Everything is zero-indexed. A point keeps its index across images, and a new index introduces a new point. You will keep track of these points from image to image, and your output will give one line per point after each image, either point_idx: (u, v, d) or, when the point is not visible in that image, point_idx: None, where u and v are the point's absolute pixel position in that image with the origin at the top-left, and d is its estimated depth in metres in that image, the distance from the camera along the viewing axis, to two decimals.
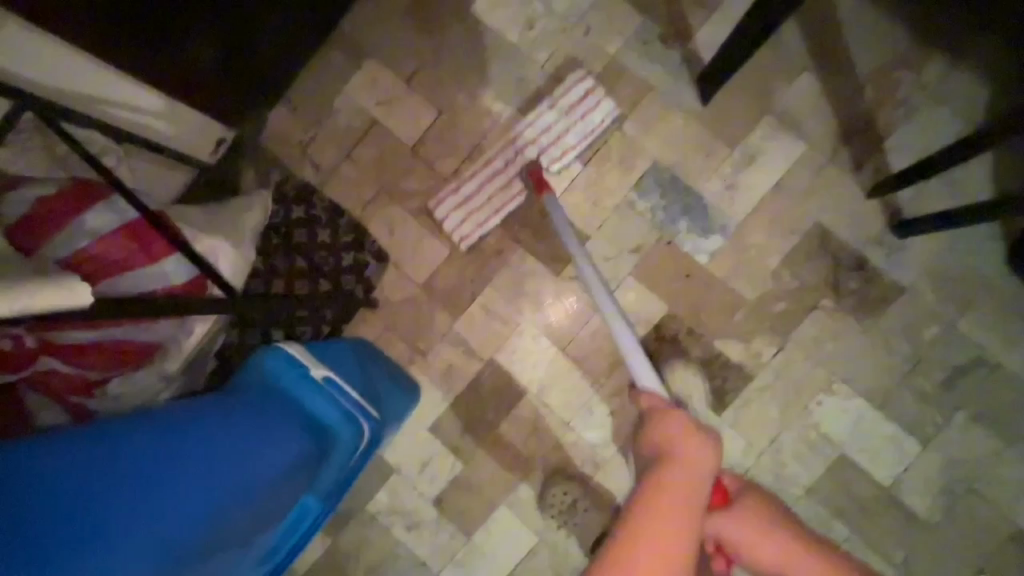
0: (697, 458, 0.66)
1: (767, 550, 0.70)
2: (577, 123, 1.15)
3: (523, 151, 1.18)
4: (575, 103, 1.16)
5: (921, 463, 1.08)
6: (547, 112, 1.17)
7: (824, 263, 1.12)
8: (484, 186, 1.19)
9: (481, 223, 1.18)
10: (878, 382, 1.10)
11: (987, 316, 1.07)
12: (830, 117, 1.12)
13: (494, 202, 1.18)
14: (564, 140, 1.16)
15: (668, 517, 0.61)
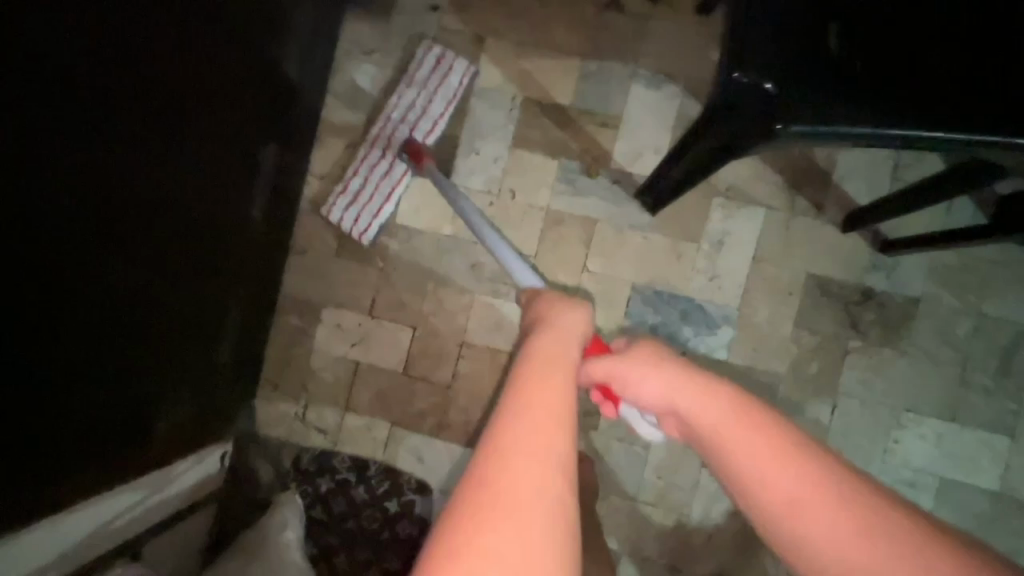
0: (564, 324, 0.67)
1: (648, 385, 0.64)
2: (437, 91, 1.17)
3: (394, 126, 1.18)
4: (431, 71, 1.18)
5: (1018, 455, 1.05)
6: (409, 89, 1.18)
7: (835, 308, 1.10)
8: (371, 177, 1.18)
9: (376, 213, 1.19)
10: (942, 396, 1.07)
11: (1005, 291, 1.07)
12: (772, 174, 1.12)
13: (381, 189, 1.19)
14: (428, 113, 1.17)
15: (552, 390, 0.53)
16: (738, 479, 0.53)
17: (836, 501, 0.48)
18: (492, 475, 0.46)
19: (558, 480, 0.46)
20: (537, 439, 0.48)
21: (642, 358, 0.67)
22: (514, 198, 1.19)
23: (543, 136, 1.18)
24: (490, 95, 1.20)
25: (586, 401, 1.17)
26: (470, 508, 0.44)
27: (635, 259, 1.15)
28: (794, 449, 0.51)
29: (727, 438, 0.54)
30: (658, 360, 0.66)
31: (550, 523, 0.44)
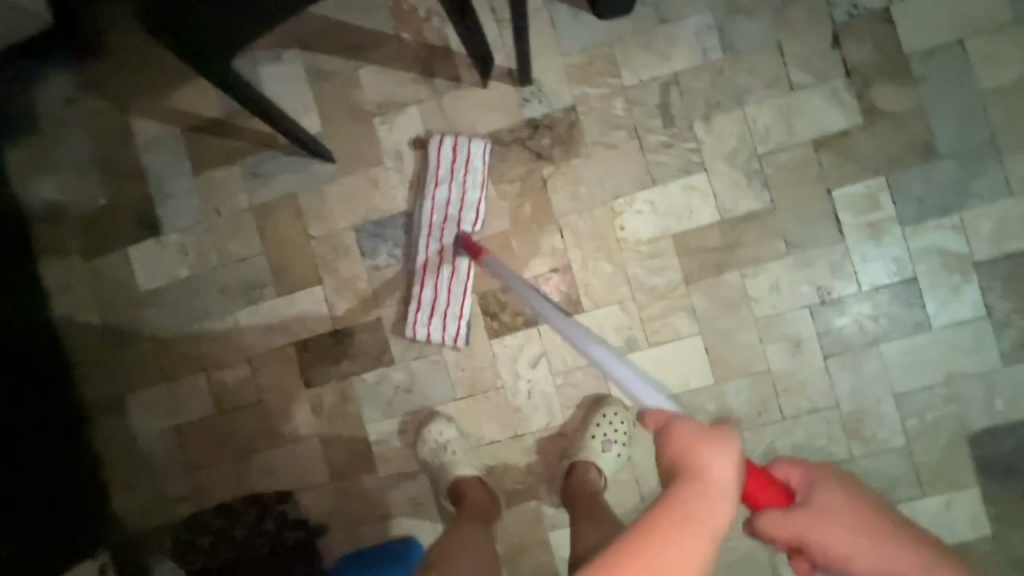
0: (726, 479, 0.47)
1: (821, 529, 0.57)
2: (466, 181, 1.16)
3: (442, 229, 1.17)
4: (452, 161, 1.17)
5: (717, 180, 1.16)
6: (439, 187, 1.17)
7: (515, 151, 1.20)
8: (439, 286, 1.17)
9: (458, 317, 1.18)
10: (635, 170, 1.17)
11: (632, 58, 1.17)
12: (405, 74, 1.21)
13: (455, 290, 1.17)
14: (466, 206, 1.16)
15: (692, 550, 0.42)
16: (844, 568, 0.58)
17: None
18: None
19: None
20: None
21: (830, 509, 0.59)
22: (225, 214, 1.27)
23: (217, 151, 1.26)
24: (155, 143, 1.27)
25: (374, 344, 1.23)
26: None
27: (344, 205, 1.24)
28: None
29: None
30: (858, 521, 0.59)
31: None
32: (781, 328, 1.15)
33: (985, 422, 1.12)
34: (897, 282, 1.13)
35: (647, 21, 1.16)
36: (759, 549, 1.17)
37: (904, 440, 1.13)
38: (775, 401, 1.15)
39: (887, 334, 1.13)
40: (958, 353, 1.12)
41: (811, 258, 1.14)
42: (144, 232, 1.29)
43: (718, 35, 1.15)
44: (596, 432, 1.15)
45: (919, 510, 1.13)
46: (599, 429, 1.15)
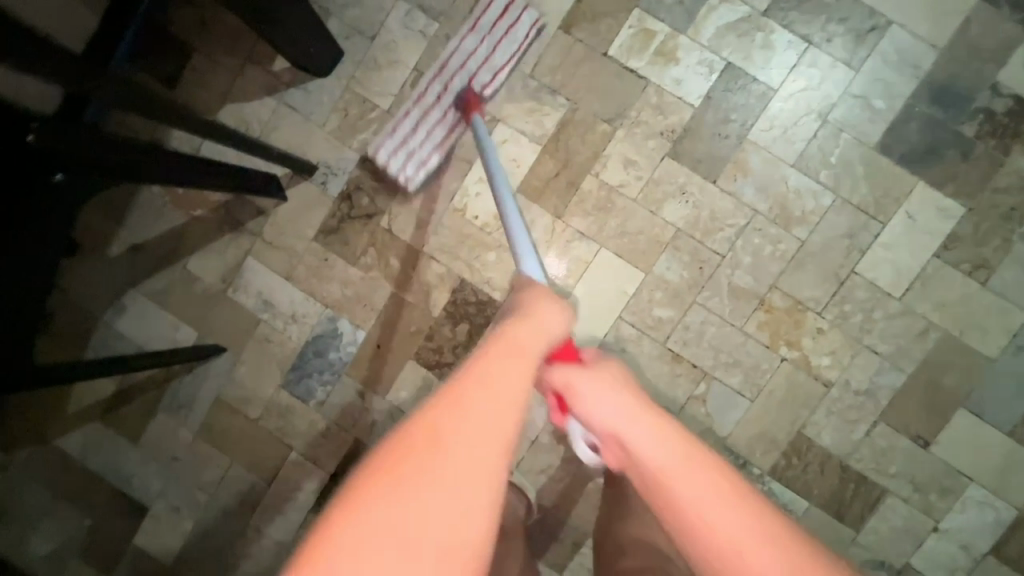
0: (555, 317, 0.56)
1: (604, 408, 0.53)
2: (504, 40, 1.13)
3: (452, 76, 1.15)
4: (499, 15, 1.13)
5: (515, 119, 1.16)
6: (468, 39, 1.14)
7: (348, 227, 1.22)
8: (418, 120, 1.16)
9: (429, 152, 1.16)
10: (448, 165, 1.19)
11: (374, 85, 1.19)
12: (222, 240, 1.25)
13: (433, 132, 1.16)
14: (490, 58, 1.13)
15: (501, 361, 0.48)
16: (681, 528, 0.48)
17: None
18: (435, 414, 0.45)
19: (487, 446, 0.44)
20: (475, 412, 0.45)
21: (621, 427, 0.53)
22: (183, 456, 1.30)
23: (140, 412, 1.30)
24: (90, 447, 1.31)
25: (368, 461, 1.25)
26: (398, 449, 0.43)
27: (261, 374, 1.26)
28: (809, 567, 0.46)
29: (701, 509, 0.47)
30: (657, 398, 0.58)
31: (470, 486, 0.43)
32: (661, 188, 1.13)
33: (881, 127, 1.09)
34: (717, 77, 1.11)
35: (361, 47, 1.18)
36: (794, 374, 1.13)
37: (832, 193, 1.10)
38: (705, 248, 1.13)
39: (745, 123, 1.11)
40: (811, 91, 1.10)
41: (638, 116, 1.13)
42: (135, 520, 1.32)
43: (422, 12, 1.17)
44: None
45: (892, 239, 1.09)
46: None
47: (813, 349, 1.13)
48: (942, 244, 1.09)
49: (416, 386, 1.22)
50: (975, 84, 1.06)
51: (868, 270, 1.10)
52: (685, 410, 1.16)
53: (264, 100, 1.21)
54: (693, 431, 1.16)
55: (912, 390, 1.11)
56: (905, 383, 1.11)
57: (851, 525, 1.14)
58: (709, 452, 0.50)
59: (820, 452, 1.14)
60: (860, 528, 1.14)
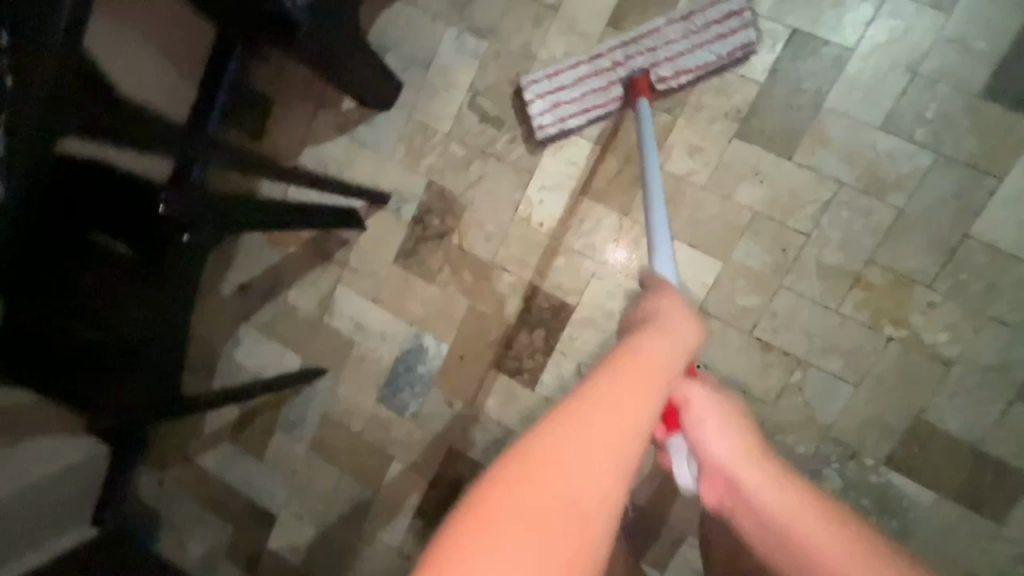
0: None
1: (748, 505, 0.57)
2: (711, 41, 1.03)
3: (637, 53, 1.06)
4: (718, 19, 1.02)
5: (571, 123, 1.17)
6: (673, 27, 1.04)
7: (422, 247, 1.29)
8: (583, 84, 1.09)
9: (577, 117, 1.11)
10: (511, 177, 1.22)
11: (433, 110, 1.25)
12: (314, 271, 1.37)
13: (588, 98, 1.10)
14: (680, 57, 1.04)
15: None
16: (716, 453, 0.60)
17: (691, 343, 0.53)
18: (538, 437, 0.41)
19: (609, 478, 0.41)
20: (593, 423, 0.42)
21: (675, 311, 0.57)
22: (300, 467, 1.44)
23: (263, 432, 1.46)
24: (224, 462, 1.50)
25: (463, 466, 1.31)
26: None
27: (359, 390, 1.37)
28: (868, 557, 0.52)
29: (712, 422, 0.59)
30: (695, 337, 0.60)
31: (605, 514, 0.40)
32: (732, 172, 1.09)
33: (985, 70, 0.97)
34: (782, 46, 1.04)
35: (418, 77, 1.25)
36: (904, 354, 1.04)
37: (931, 152, 1.00)
38: (788, 229, 1.07)
39: (820, 91, 1.03)
40: (895, 44, 1.00)
41: (700, 101, 1.09)
42: (266, 526, 1.48)
43: (470, 33, 1.21)
44: None
45: (1012, 194, 0.97)
46: None
47: (925, 326, 1.03)
48: None
49: (501, 393, 1.27)
50: None
51: (985, 232, 0.99)
52: (782, 400, 1.10)
53: (337, 139, 1.31)
54: (792, 421, 1.10)
55: None
56: None
57: (992, 518, 1.02)
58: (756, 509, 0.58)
59: (945, 437, 1.03)
60: (1005, 520, 1.02)
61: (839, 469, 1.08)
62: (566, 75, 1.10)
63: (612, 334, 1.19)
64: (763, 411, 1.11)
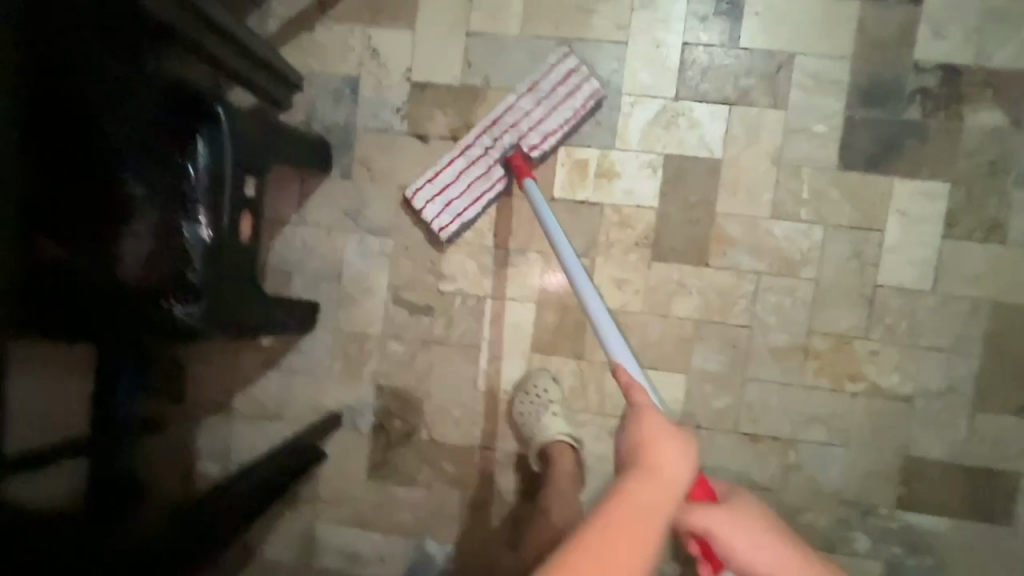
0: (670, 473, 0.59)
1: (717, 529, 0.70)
2: (553, 96, 1.09)
3: (503, 132, 1.10)
4: (557, 79, 1.09)
5: (499, 290, 1.17)
6: (523, 99, 1.10)
7: (393, 453, 1.22)
8: (471, 188, 1.11)
9: (467, 199, 1.11)
10: (459, 357, 1.19)
11: (358, 317, 1.20)
12: (285, 517, 1.25)
13: (474, 189, 1.11)
14: (541, 124, 1.09)
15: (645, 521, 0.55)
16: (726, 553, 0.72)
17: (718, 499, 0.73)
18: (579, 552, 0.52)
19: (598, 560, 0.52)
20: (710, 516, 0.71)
21: (706, 491, 0.73)
22: None
23: None
24: None
25: None
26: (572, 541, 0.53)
27: None
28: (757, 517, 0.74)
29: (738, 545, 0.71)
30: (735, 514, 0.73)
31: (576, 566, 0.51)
32: (662, 291, 1.13)
33: (832, 148, 1.09)
34: (662, 171, 1.12)
35: (332, 290, 1.21)
36: (873, 404, 1.10)
37: (820, 225, 1.10)
38: (730, 326, 1.12)
39: (709, 200, 1.12)
40: (753, 145, 1.11)
41: (609, 238, 1.14)
42: None
43: (371, 235, 1.19)
44: None
45: (896, 241, 1.09)
46: None
47: (877, 373, 1.10)
48: (946, 225, 1.07)
49: None
50: (898, 73, 1.07)
51: (889, 279, 1.09)
52: (788, 482, 1.13)
53: (268, 378, 1.23)
54: (805, 498, 1.12)
55: (991, 368, 1.08)
56: (981, 365, 1.08)
57: (1003, 523, 1.09)
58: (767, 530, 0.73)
59: (935, 465, 1.10)
60: (1013, 520, 1.08)
61: (861, 527, 1.11)
62: (444, 171, 1.12)
63: (612, 474, 1.17)
64: (776, 499, 1.13)
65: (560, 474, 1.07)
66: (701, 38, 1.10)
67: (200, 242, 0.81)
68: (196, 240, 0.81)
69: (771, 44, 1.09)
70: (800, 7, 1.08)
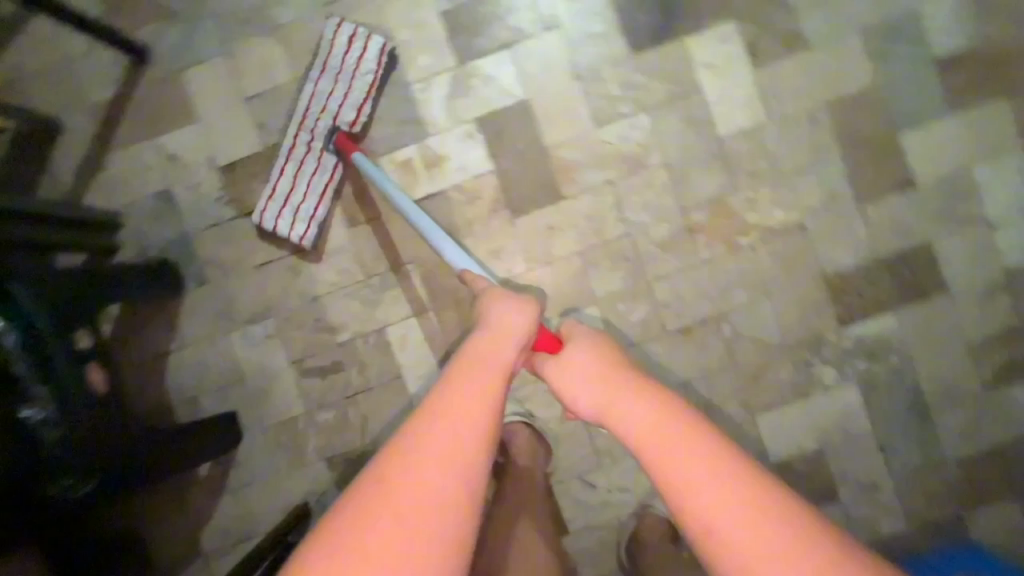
0: (515, 326, 0.68)
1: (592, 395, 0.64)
2: (353, 71, 1.06)
3: (315, 122, 1.07)
4: (342, 48, 1.06)
5: (391, 316, 1.14)
6: (322, 82, 1.06)
7: None
8: (296, 178, 1.08)
9: (317, 203, 1.09)
10: (387, 395, 1.16)
11: (278, 405, 1.17)
12: None
13: (308, 184, 1.09)
14: (348, 99, 1.07)
15: (462, 421, 0.56)
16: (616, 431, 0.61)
17: (678, 428, 0.57)
18: (387, 465, 0.54)
19: (448, 480, 0.53)
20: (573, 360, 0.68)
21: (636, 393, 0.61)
22: None
23: None
24: None
25: None
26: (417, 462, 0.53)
27: None
28: (728, 469, 0.55)
29: (662, 455, 0.56)
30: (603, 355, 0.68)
31: (440, 519, 0.51)
32: (537, 241, 1.13)
33: (618, 38, 1.10)
34: (481, 135, 1.12)
35: (241, 393, 1.17)
36: (772, 246, 1.10)
37: (644, 112, 1.10)
38: (612, 241, 1.12)
39: (536, 140, 1.12)
40: (548, 71, 1.11)
41: (465, 217, 1.13)
42: None
43: (252, 324, 1.17)
44: None
45: (716, 93, 1.09)
46: None
47: (762, 217, 1.10)
48: (751, 58, 1.09)
49: None
50: None
51: (728, 129, 1.10)
52: (737, 355, 1.11)
53: (223, 503, 1.18)
54: (759, 361, 1.11)
55: (857, 161, 1.09)
56: (847, 164, 1.09)
57: (941, 294, 1.09)
58: (704, 444, 0.56)
59: (856, 273, 1.10)
60: (949, 286, 1.09)
61: (820, 361, 1.11)
62: (279, 183, 1.09)
63: (579, 430, 1.15)
64: (733, 375, 1.12)
65: (518, 453, 1.06)
66: (454, 1, 1.11)
67: (35, 421, 0.79)
68: (39, 422, 0.79)
69: None
70: None
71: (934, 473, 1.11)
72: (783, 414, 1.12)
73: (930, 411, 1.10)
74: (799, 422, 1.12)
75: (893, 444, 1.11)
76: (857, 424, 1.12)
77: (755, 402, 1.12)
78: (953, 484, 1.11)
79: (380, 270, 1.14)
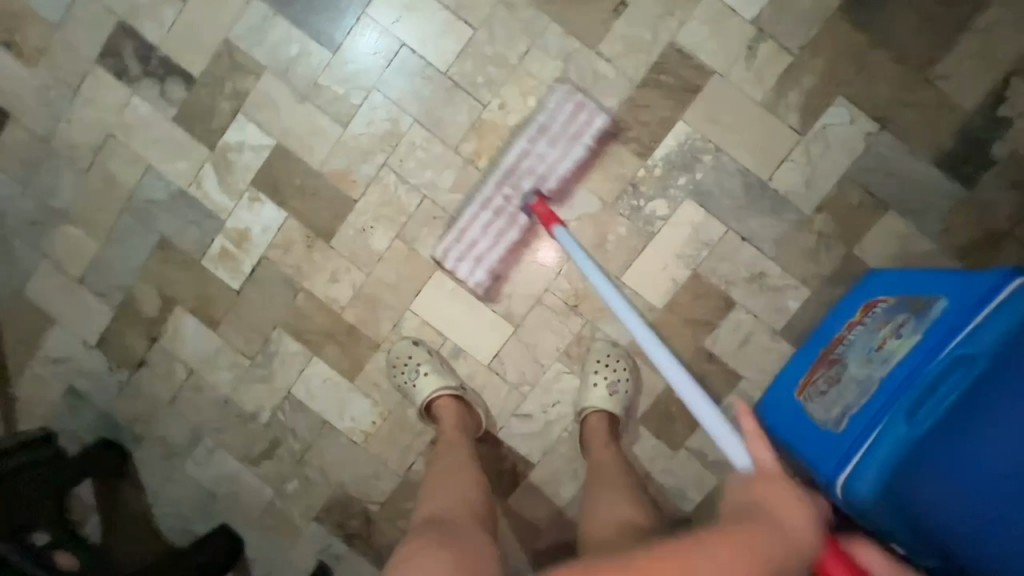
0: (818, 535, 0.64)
1: None
2: (584, 143, 1.08)
3: (519, 177, 1.09)
4: (568, 119, 1.08)
5: (288, 377, 1.25)
6: (537, 143, 1.08)
7: (377, 539, 1.28)
8: (486, 243, 1.12)
9: (491, 266, 1.13)
10: (325, 439, 1.26)
11: (251, 498, 1.29)
12: None
13: (492, 228, 1.12)
14: (558, 166, 1.08)
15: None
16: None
17: None
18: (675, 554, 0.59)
19: None
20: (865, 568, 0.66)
21: None
22: None
23: None
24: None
25: None
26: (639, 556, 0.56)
27: None
28: None
29: None
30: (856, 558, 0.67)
31: None
32: (358, 248, 1.20)
33: (315, 47, 1.17)
34: (263, 193, 1.21)
35: (219, 504, 1.30)
36: None
37: (373, 92, 1.17)
38: (415, 210, 1.18)
39: (304, 169, 1.19)
40: (279, 109, 1.19)
41: (292, 264, 1.22)
42: None
43: (193, 448, 1.29)
44: (598, 376, 1.14)
45: (417, 38, 1.15)
46: (598, 376, 1.14)
47: (519, 112, 1.14)
48: None
49: (535, 500, 1.22)
50: None
51: (445, 60, 1.14)
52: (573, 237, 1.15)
53: None
54: (595, 229, 1.15)
55: (567, 15, 1.12)
56: (558, 24, 1.12)
57: (707, 79, 1.11)
58: None
59: (626, 107, 1.12)
60: (711, 68, 1.10)
61: (646, 198, 1.14)
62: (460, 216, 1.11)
63: (490, 377, 1.21)
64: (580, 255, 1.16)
65: (444, 408, 1.14)
66: (175, 104, 1.21)
67: None
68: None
69: (209, 50, 1.19)
70: (193, 12, 1.19)
71: (800, 229, 1.13)
72: (642, 261, 1.15)
73: (764, 182, 1.12)
74: (660, 259, 1.15)
75: (750, 228, 1.13)
76: (711, 231, 1.14)
77: (613, 266, 1.15)
78: (824, 231, 1.12)
79: (256, 346, 1.25)
